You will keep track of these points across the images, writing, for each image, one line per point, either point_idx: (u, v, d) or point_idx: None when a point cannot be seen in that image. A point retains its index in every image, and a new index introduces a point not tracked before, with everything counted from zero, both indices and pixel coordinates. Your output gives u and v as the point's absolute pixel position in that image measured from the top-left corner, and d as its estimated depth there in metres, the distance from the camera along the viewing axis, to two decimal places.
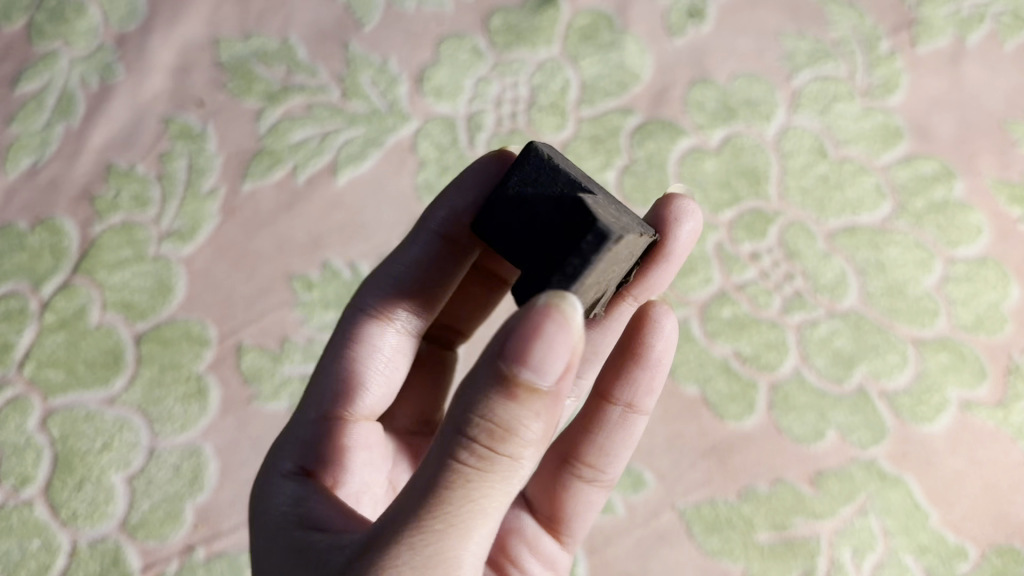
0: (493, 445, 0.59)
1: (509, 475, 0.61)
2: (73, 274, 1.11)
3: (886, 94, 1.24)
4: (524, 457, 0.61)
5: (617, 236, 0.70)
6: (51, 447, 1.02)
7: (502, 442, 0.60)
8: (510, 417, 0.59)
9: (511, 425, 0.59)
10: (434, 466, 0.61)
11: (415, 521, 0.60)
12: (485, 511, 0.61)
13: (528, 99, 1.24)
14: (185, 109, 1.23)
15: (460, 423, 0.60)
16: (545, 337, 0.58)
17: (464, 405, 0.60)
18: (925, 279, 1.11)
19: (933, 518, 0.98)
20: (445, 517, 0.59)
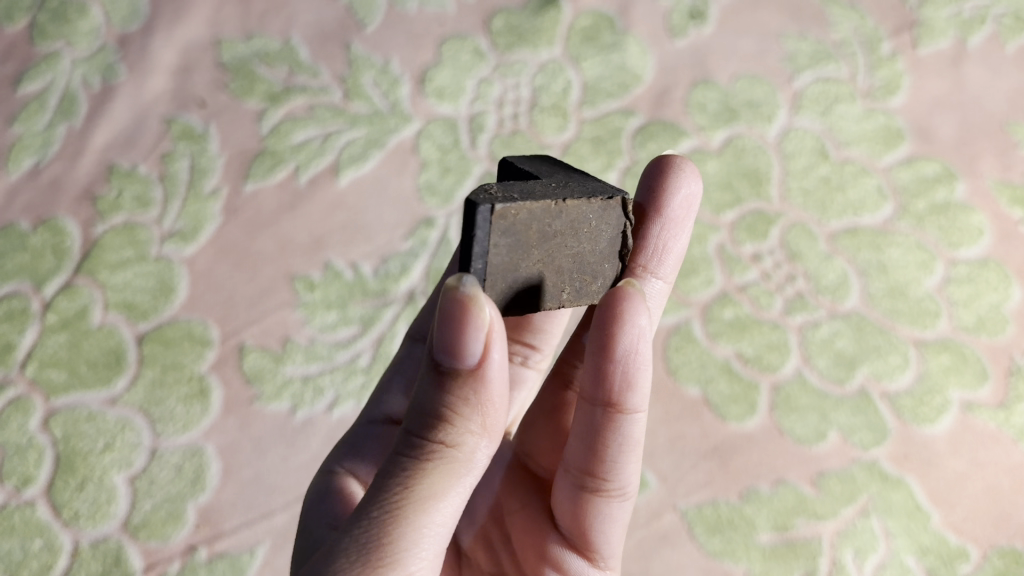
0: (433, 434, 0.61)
1: (451, 464, 0.61)
2: (75, 275, 1.11)
3: (888, 95, 1.25)
4: (464, 443, 0.62)
5: (492, 206, 0.68)
6: (53, 447, 1.02)
7: (436, 428, 0.61)
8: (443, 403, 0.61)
9: (445, 413, 0.61)
10: (386, 462, 0.63)
11: (363, 514, 0.62)
12: (431, 499, 0.61)
13: (530, 100, 1.24)
14: (188, 109, 1.23)
15: (409, 417, 0.63)
16: (450, 316, 0.59)
17: (414, 403, 0.63)
18: (926, 280, 1.12)
19: (934, 520, 0.98)
20: (388, 506, 0.61)
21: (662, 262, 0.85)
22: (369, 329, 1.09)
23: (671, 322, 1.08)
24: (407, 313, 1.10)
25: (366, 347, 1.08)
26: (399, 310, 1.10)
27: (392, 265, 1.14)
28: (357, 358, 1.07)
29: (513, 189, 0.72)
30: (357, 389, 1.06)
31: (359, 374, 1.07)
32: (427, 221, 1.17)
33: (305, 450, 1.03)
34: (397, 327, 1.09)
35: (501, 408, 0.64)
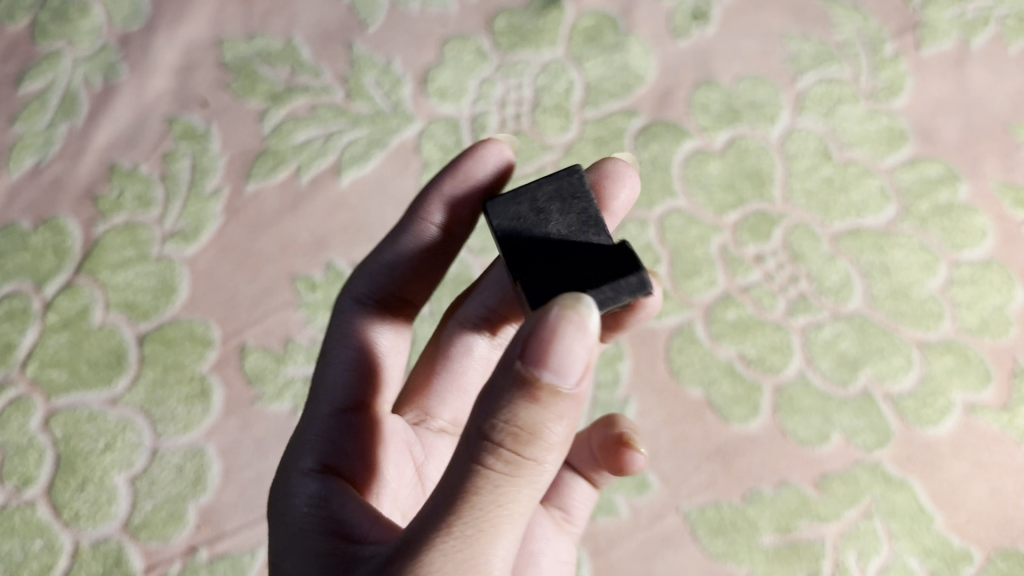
0: (516, 454, 0.57)
1: (530, 481, 0.58)
2: (76, 275, 1.11)
3: (891, 97, 1.24)
4: (543, 463, 0.59)
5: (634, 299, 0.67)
6: (54, 448, 1.02)
7: (522, 442, 0.57)
8: (534, 422, 0.57)
9: (534, 424, 0.57)
10: (460, 475, 0.58)
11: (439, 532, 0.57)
12: (512, 517, 0.58)
13: (532, 100, 1.24)
14: (189, 109, 1.23)
15: (482, 426, 0.58)
16: (566, 338, 0.57)
17: (480, 412, 0.59)
18: (929, 282, 1.11)
19: (937, 522, 0.97)
20: (474, 522, 0.57)
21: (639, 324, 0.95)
22: None
23: (674, 323, 1.07)
24: None
25: None
26: None
27: None
28: None
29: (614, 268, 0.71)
30: None
31: None
32: None
33: None
34: None
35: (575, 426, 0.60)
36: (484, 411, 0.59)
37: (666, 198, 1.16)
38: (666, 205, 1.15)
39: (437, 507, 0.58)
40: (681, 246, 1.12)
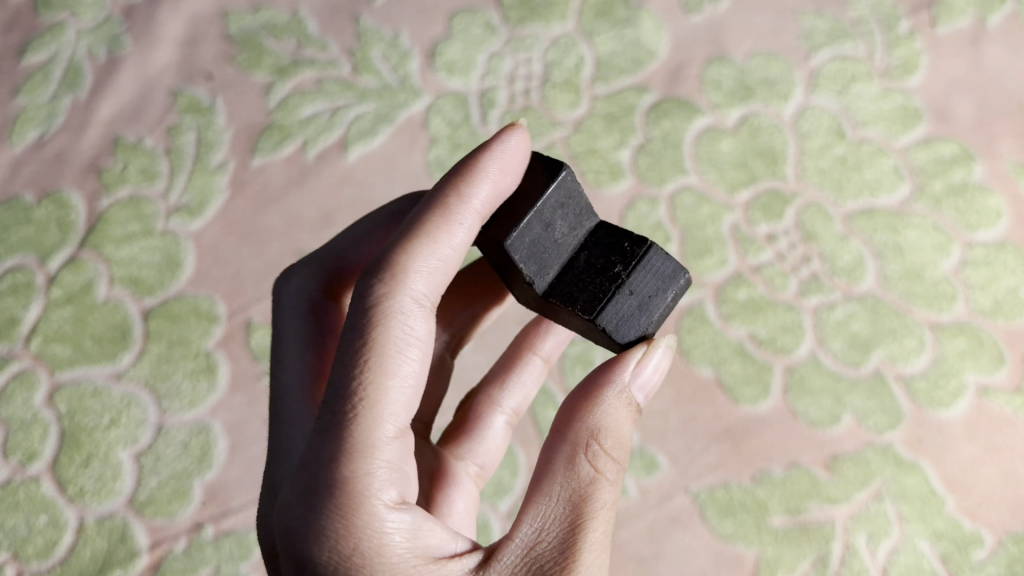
0: (617, 460, 0.70)
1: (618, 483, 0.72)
2: (80, 249, 1.10)
3: (906, 75, 1.22)
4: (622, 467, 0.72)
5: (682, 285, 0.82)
6: (58, 423, 1.01)
7: (619, 452, 0.71)
8: (624, 436, 0.72)
9: (625, 437, 0.72)
10: (575, 487, 0.69)
11: (580, 532, 0.67)
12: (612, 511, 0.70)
13: (542, 75, 1.22)
14: (194, 82, 1.21)
15: (588, 437, 0.70)
16: (646, 367, 0.74)
17: (581, 429, 0.71)
18: (942, 263, 1.10)
19: (948, 505, 0.97)
20: (604, 530, 0.68)
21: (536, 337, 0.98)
22: None
23: (685, 303, 1.06)
24: None
25: None
26: None
27: None
28: None
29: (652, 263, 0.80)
30: None
31: None
32: None
33: None
34: None
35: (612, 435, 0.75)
36: (586, 424, 0.71)
37: (677, 176, 1.14)
38: (677, 183, 1.14)
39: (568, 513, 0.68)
40: (692, 225, 1.11)
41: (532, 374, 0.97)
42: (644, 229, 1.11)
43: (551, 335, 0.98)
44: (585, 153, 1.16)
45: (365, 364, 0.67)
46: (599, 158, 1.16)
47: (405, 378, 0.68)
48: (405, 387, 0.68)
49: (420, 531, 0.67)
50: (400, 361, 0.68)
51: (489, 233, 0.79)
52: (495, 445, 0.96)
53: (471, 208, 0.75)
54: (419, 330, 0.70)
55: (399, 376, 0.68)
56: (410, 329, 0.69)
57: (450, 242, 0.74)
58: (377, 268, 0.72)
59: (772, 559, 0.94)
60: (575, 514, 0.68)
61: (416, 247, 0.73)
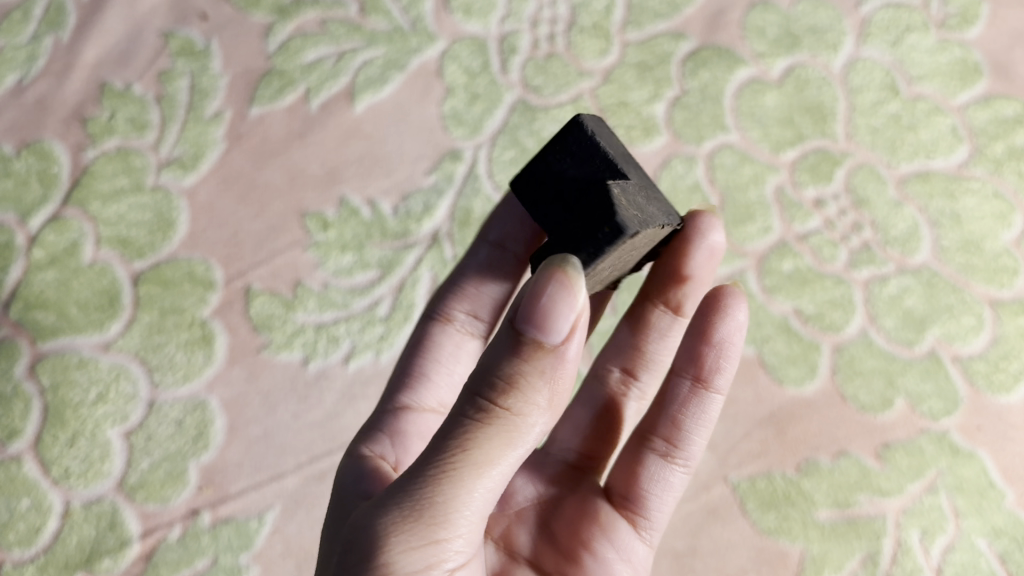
0: (496, 397, 0.53)
1: (511, 434, 0.53)
2: (64, 206, 1.00)
3: (965, 25, 1.12)
4: (528, 415, 0.54)
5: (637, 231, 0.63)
6: (41, 397, 0.92)
7: (503, 395, 0.53)
8: (517, 375, 0.53)
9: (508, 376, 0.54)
10: (444, 424, 0.55)
11: (418, 472, 0.53)
12: (488, 464, 0.53)
13: (568, 19, 1.12)
14: (187, 22, 1.11)
15: (475, 374, 0.55)
16: (551, 304, 0.54)
17: (478, 366, 0.56)
18: (1003, 234, 1.01)
19: (1008, 499, 0.89)
20: (441, 464, 0.52)
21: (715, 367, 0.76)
22: (389, 274, 0.98)
23: (724, 274, 0.98)
24: (432, 258, 0.98)
25: (384, 294, 0.97)
26: (421, 255, 0.98)
27: (414, 204, 1.02)
28: (377, 306, 0.96)
29: (629, 199, 0.66)
30: (375, 340, 0.96)
31: (377, 325, 0.96)
32: (452, 154, 1.04)
33: (320, 406, 0.94)
34: (419, 273, 0.98)
35: (566, 387, 0.57)
36: (485, 357, 0.56)
37: (716, 132, 1.05)
38: (717, 141, 1.04)
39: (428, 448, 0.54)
40: (732, 187, 1.02)
41: (687, 400, 0.76)
42: (681, 191, 1.01)
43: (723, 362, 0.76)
44: (615, 106, 1.06)
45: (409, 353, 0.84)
46: (631, 112, 1.06)
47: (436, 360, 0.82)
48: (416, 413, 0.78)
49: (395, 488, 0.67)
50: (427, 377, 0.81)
51: None
52: (631, 476, 0.76)
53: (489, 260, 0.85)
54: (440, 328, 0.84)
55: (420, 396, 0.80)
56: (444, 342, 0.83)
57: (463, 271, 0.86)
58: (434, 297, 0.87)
59: (817, 557, 0.86)
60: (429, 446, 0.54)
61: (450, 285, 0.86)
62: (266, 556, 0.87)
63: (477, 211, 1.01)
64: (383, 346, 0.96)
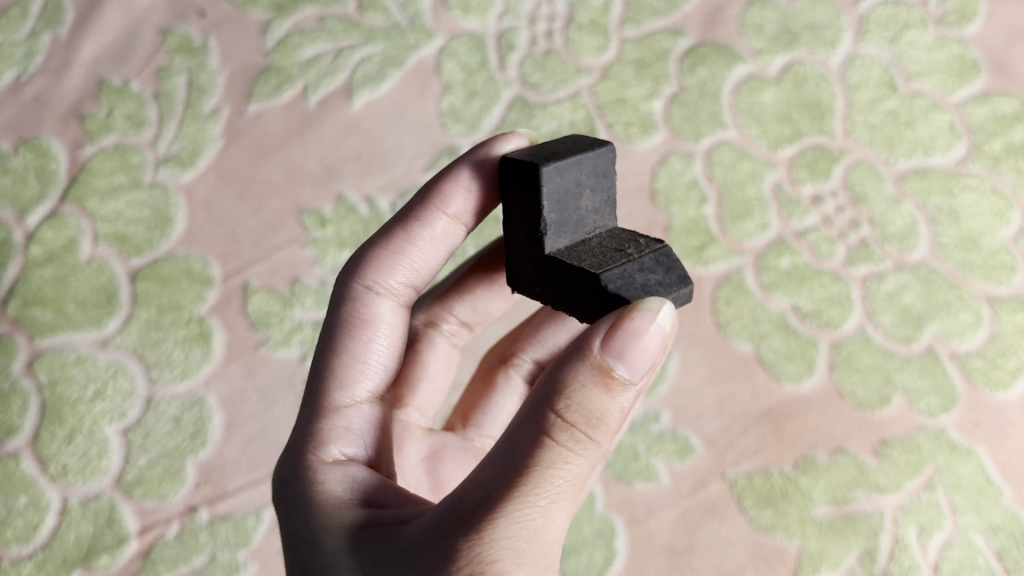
0: (579, 426, 0.49)
1: (597, 463, 0.51)
2: (62, 203, 1.00)
3: (963, 22, 1.12)
4: (612, 443, 0.52)
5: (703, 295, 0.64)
6: (39, 394, 0.92)
7: (601, 425, 0.50)
8: (604, 406, 0.50)
9: (603, 405, 0.50)
10: (518, 442, 0.50)
11: (496, 504, 0.48)
12: (572, 497, 0.50)
13: (567, 16, 1.11)
14: (185, 19, 1.11)
15: (542, 395, 0.50)
16: (644, 332, 0.51)
17: (554, 381, 0.50)
18: (1001, 231, 1.01)
19: (1006, 496, 0.89)
20: (544, 495, 0.48)
21: None
22: None
23: (721, 271, 0.98)
24: None
25: None
26: None
27: None
28: None
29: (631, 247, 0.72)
30: None
31: None
32: (450, 151, 1.04)
33: None
34: None
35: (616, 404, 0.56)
36: (549, 379, 0.51)
37: (714, 129, 1.05)
38: (715, 137, 1.04)
39: (497, 476, 0.49)
40: (730, 185, 1.02)
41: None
42: (678, 188, 1.01)
43: None
44: (613, 103, 1.06)
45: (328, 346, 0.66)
46: (629, 109, 1.06)
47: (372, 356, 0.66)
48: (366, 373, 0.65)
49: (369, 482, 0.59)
50: (365, 338, 0.66)
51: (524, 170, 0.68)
52: None
53: (443, 202, 0.70)
54: (387, 313, 0.67)
55: (355, 363, 0.65)
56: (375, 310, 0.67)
57: (419, 237, 0.69)
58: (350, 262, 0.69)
59: (815, 553, 0.86)
60: (511, 469, 0.49)
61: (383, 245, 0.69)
62: (264, 553, 0.87)
63: None
64: None
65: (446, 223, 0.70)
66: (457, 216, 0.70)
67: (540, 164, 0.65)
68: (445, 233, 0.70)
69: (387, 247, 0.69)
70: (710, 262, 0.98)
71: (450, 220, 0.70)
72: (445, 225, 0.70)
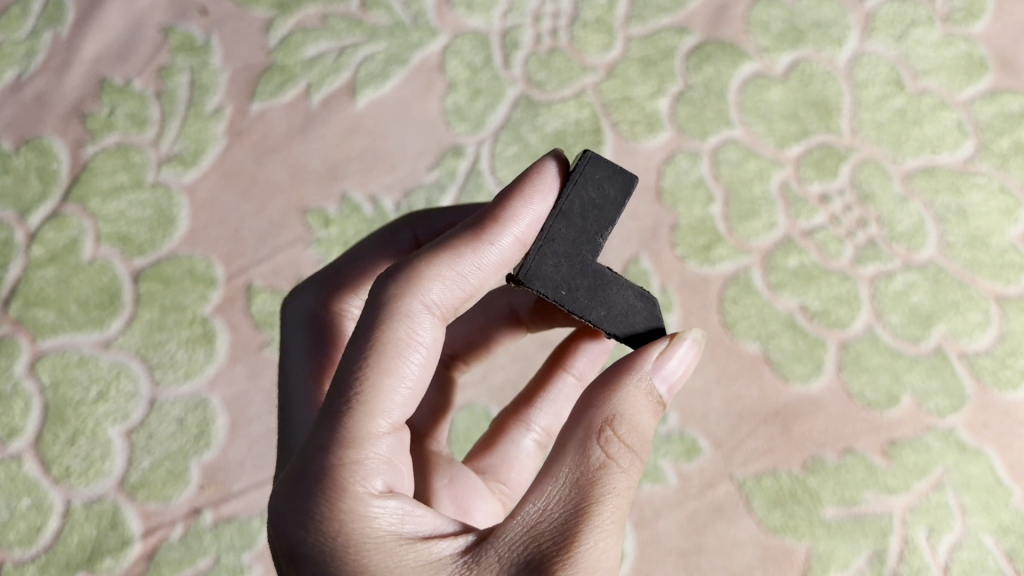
0: (635, 450, 0.56)
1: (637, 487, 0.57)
2: (63, 203, 0.99)
3: (970, 19, 1.11)
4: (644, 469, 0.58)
5: None
6: (42, 395, 0.92)
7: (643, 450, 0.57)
8: (648, 428, 0.57)
9: (645, 430, 0.57)
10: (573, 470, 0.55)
11: (580, 526, 0.52)
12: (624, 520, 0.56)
13: (571, 13, 1.10)
14: (187, 17, 1.10)
15: (597, 421, 0.56)
16: (669, 358, 0.59)
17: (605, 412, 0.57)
18: (1009, 229, 1.00)
19: (1015, 496, 0.88)
20: (615, 517, 0.53)
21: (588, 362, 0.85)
22: None
23: (728, 270, 0.97)
24: None
25: None
26: None
27: (416, 201, 1.01)
28: None
29: None
30: None
31: None
32: (454, 150, 1.03)
33: None
34: None
35: None
36: (598, 409, 0.57)
37: (721, 127, 1.04)
38: (721, 136, 1.03)
39: (570, 499, 0.54)
40: (736, 183, 1.01)
41: (561, 389, 0.84)
42: (684, 187, 1.01)
43: (584, 352, 0.84)
44: (618, 101, 1.06)
45: (369, 362, 0.58)
46: (634, 107, 1.05)
47: (407, 379, 0.59)
48: (401, 399, 0.58)
49: (413, 516, 0.56)
50: (407, 357, 0.59)
51: (607, 174, 0.66)
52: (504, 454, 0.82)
53: (514, 221, 0.64)
54: (433, 338, 0.61)
55: (395, 387, 0.58)
56: (425, 334, 0.60)
57: (485, 258, 0.64)
58: (398, 269, 0.63)
59: (824, 554, 0.86)
60: (578, 497, 0.54)
61: (443, 258, 0.63)
62: (268, 555, 0.86)
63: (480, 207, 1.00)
64: None
65: (512, 245, 0.65)
66: (520, 238, 0.65)
67: (637, 179, 0.66)
68: (512, 254, 0.65)
69: (447, 261, 0.63)
70: (717, 262, 0.97)
71: (517, 242, 0.65)
72: (512, 246, 0.65)
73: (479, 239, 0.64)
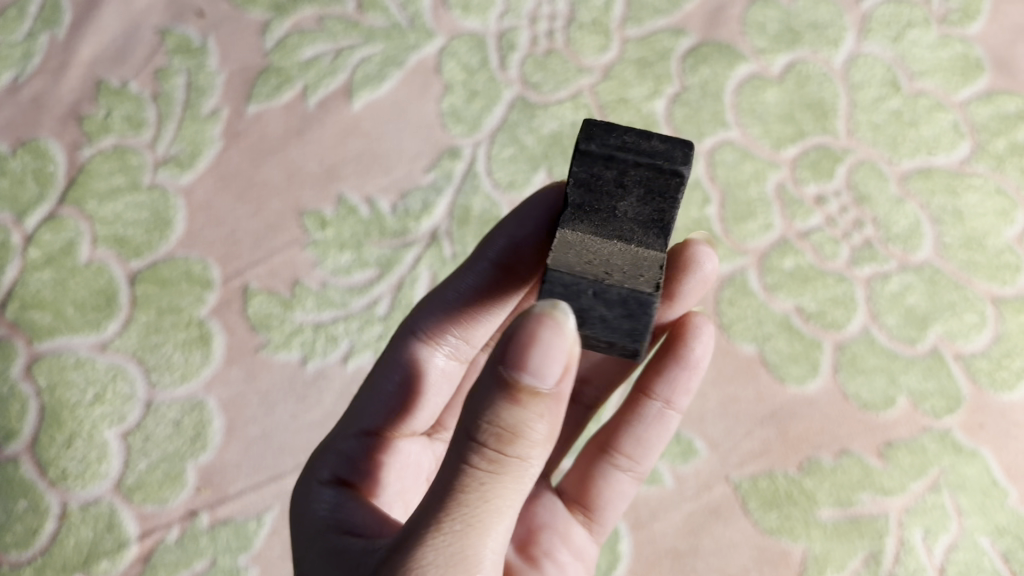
0: (495, 448, 0.52)
1: (518, 476, 0.54)
2: (60, 205, 0.99)
3: (966, 21, 1.11)
4: (532, 457, 0.54)
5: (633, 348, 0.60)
6: (38, 398, 0.91)
7: (505, 444, 0.52)
8: (515, 422, 0.52)
9: (512, 424, 0.52)
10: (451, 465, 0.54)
11: (426, 531, 0.53)
12: (500, 512, 0.54)
13: (567, 15, 1.11)
14: (184, 20, 1.10)
15: (466, 420, 0.53)
16: (535, 342, 0.51)
17: (472, 409, 0.53)
18: (1005, 231, 1.00)
19: (1011, 497, 0.88)
20: (463, 517, 0.53)
21: (675, 389, 0.80)
22: (387, 273, 0.97)
23: (725, 272, 0.97)
24: (430, 256, 0.98)
25: (383, 293, 0.96)
26: (421, 253, 0.98)
27: (413, 202, 1.01)
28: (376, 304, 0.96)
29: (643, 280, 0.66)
30: (374, 339, 0.95)
31: (376, 324, 0.95)
32: (451, 152, 1.03)
33: (319, 406, 0.93)
34: (417, 271, 0.97)
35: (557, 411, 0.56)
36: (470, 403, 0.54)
37: (717, 129, 1.04)
38: (717, 137, 1.04)
39: (432, 502, 0.54)
40: (732, 185, 1.01)
41: (648, 416, 0.81)
42: None
43: (672, 380, 0.80)
44: (614, 102, 1.06)
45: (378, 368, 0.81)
46: (631, 109, 1.05)
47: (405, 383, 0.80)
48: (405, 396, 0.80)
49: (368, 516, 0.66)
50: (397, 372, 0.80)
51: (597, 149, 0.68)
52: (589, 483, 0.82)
53: (484, 258, 0.81)
54: (426, 355, 0.81)
55: (388, 395, 0.80)
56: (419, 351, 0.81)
57: (460, 286, 0.81)
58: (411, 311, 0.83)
59: (819, 556, 0.86)
60: (439, 499, 0.54)
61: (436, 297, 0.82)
62: (265, 557, 0.86)
63: (476, 209, 1.00)
64: (382, 345, 0.95)
65: (487, 274, 0.81)
66: (496, 264, 0.81)
67: (598, 145, 0.66)
68: (488, 282, 0.81)
69: (437, 300, 0.81)
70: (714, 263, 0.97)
71: (491, 270, 0.81)
72: (485, 274, 0.81)
73: (459, 274, 0.82)
